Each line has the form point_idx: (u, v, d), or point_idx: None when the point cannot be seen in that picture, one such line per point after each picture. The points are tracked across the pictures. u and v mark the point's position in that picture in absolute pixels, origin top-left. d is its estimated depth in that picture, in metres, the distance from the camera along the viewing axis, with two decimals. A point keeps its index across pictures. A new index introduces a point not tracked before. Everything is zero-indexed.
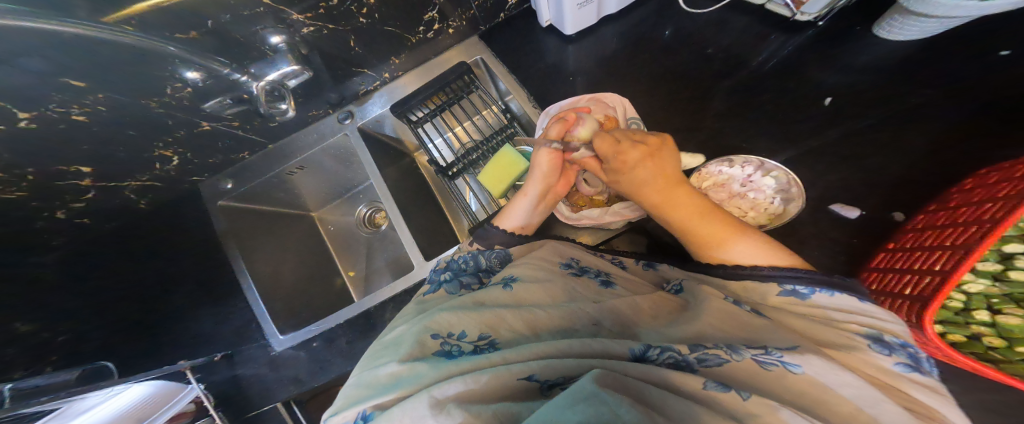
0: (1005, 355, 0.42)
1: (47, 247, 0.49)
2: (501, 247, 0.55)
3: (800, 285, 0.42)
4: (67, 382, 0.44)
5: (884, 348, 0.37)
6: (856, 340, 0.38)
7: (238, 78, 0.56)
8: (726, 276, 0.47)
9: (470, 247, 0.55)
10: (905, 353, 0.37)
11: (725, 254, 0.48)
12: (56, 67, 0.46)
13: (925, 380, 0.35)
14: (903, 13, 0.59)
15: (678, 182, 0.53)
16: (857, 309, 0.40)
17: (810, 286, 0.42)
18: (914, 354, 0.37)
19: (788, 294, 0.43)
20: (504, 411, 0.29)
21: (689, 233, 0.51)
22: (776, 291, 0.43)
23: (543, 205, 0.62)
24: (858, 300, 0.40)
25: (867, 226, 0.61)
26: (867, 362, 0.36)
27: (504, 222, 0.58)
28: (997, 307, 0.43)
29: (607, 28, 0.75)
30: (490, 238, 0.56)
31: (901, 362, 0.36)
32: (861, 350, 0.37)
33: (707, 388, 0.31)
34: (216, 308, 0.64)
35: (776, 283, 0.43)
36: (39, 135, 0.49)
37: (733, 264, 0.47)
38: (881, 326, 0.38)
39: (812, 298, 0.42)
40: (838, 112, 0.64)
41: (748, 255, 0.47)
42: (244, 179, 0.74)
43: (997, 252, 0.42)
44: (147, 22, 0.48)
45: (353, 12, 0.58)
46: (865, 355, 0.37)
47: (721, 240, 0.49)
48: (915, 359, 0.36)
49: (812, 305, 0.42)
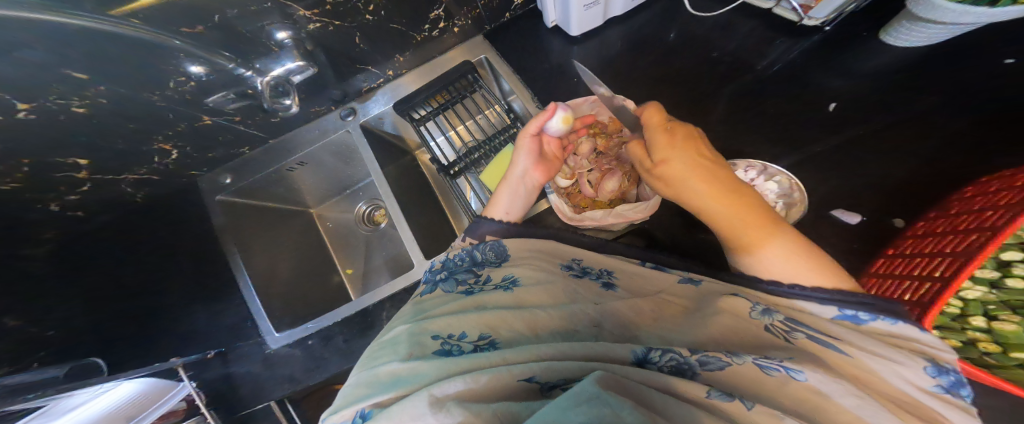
0: (1000, 360, 0.44)
1: (37, 240, 0.48)
2: (494, 238, 0.54)
3: (858, 310, 0.39)
4: (54, 379, 0.43)
5: (933, 372, 0.34)
6: (903, 359, 0.35)
7: (243, 73, 0.58)
8: (771, 293, 0.44)
9: (464, 244, 0.55)
10: (949, 378, 0.34)
11: (773, 270, 0.45)
12: (59, 59, 0.45)
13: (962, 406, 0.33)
14: (910, 20, 0.59)
15: (735, 195, 0.50)
16: (912, 336, 0.36)
17: (871, 312, 0.38)
18: (957, 380, 0.34)
19: (841, 316, 0.40)
20: (504, 410, 0.29)
21: (742, 244, 0.48)
22: (828, 312, 0.40)
23: (526, 192, 0.63)
24: (915, 328, 0.36)
25: (866, 232, 0.60)
26: (904, 381, 0.34)
27: (492, 211, 0.59)
28: (992, 313, 0.44)
29: (613, 29, 0.75)
30: (480, 230, 0.55)
31: (940, 385, 0.34)
32: (905, 370, 0.34)
33: (711, 397, 0.30)
34: (212, 305, 0.63)
35: (829, 304, 0.40)
36: (38, 126, 0.48)
37: (792, 283, 0.43)
38: (936, 352, 0.35)
39: (869, 324, 0.38)
40: (840, 118, 0.65)
41: (814, 277, 0.43)
42: (244, 174, 0.73)
43: (994, 260, 0.44)
44: (153, 16, 0.47)
45: (360, 9, 0.58)
46: (908, 375, 0.34)
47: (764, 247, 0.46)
48: (956, 385, 0.34)
49: (863, 326, 0.39)
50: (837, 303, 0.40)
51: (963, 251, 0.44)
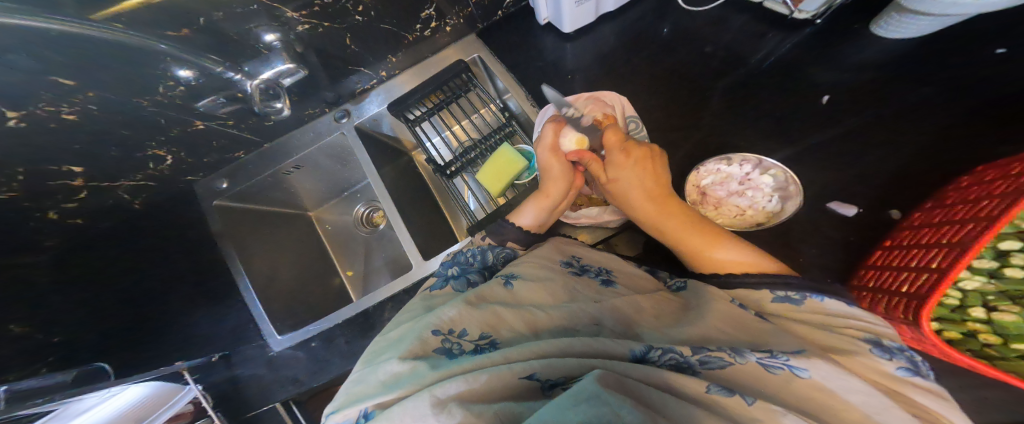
0: (1001, 352, 0.43)
1: (40, 247, 0.48)
2: (513, 246, 0.56)
3: (789, 291, 0.43)
4: (63, 384, 0.44)
5: (885, 352, 0.36)
6: (856, 345, 0.37)
7: (232, 77, 0.58)
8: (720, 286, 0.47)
9: (482, 241, 0.56)
10: (904, 357, 0.36)
11: (716, 264, 0.50)
12: (42, 63, 0.45)
13: (927, 385, 0.34)
14: (901, 12, 0.59)
15: (667, 205, 0.55)
16: (848, 314, 0.40)
17: (801, 292, 0.42)
18: (911, 358, 0.36)
19: (782, 300, 0.43)
20: (506, 411, 0.29)
21: (686, 247, 0.53)
22: (769, 299, 0.43)
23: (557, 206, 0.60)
24: (846, 305, 0.41)
25: (865, 223, 0.60)
26: (867, 366, 0.35)
27: (519, 219, 0.59)
28: (992, 304, 0.43)
29: (605, 26, 0.75)
30: (505, 234, 0.56)
31: (902, 366, 0.35)
32: (862, 354, 0.36)
33: (711, 392, 0.30)
34: (213, 309, 0.63)
35: (766, 290, 0.44)
36: (30, 134, 0.48)
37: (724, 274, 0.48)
38: (877, 330, 0.38)
39: (805, 303, 0.42)
40: (836, 110, 0.64)
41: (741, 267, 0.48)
42: (241, 178, 0.73)
43: (993, 249, 0.42)
44: (137, 20, 0.47)
45: (349, 10, 0.58)
46: (865, 358, 0.36)
47: (703, 247, 0.51)
48: (914, 363, 0.36)
49: (809, 311, 0.41)
50: (769, 286, 0.44)
51: (957, 242, 0.44)
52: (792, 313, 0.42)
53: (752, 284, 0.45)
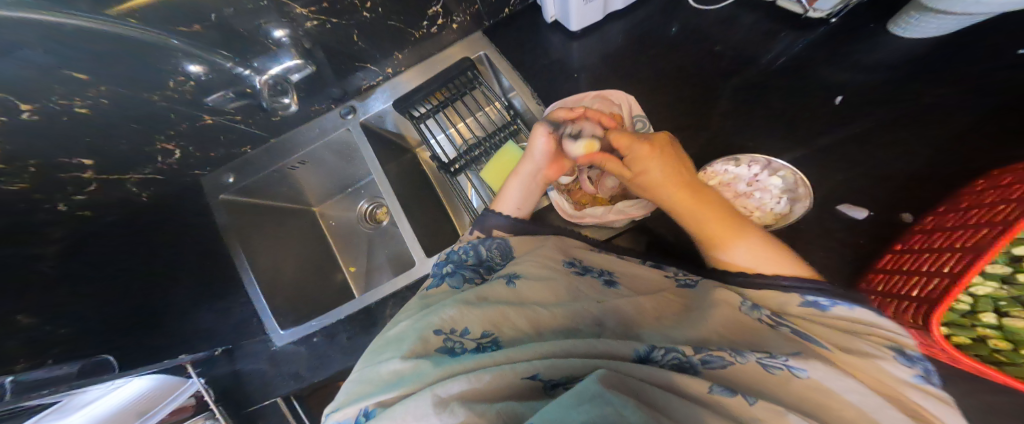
0: (1010, 357, 0.42)
1: (48, 239, 0.48)
2: (501, 236, 0.55)
3: (821, 297, 0.42)
4: (68, 377, 0.44)
5: (906, 360, 0.36)
6: (879, 350, 0.36)
7: (241, 72, 0.60)
8: (744, 285, 0.46)
9: (471, 237, 0.55)
10: (922, 367, 0.36)
11: (744, 262, 0.47)
12: (56, 58, 0.45)
13: (939, 393, 0.34)
14: (920, 11, 0.57)
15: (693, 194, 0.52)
16: (873, 322, 0.40)
17: (831, 298, 0.41)
18: (927, 368, 0.36)
19: (807, 305, 0.42)
20: (508, 410, 0.29)
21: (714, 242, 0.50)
22: (797, 303, 0.42)
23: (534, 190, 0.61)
24: (875, 314, 0.40)
25: (874, 227, 0.59)
26: (887, 371, 0.35)
27: (501, 206, 0.59)
28: (1005, 309, 0.42)
29: (613, 24, 0.74)
30: (488, 223, 0.56)
31: (918, 374, 0.35)
32: (884, 359, 0.36)
33: (713, 392, 0.30)
34: (218, 303, 0.64)
35: (798, 294, 0.42)
36: (42, 127, 0.48)
37: (753, 272, 0.46)
38: (899, 338, 0.38)
39: (831, 309, 0.41)
40: (846, 112, 0.63)
41: (771, 264, 0.46)
42: (246, 173, 0.74)
43: (1006, 254, 0.41)
44: (150, 16, 0.47)
45: (357, 7, 0.58)
46: (887, 364, 0.35)
47: (726, 241, 0.49)
48: (927, 372, 0.35)
49: (833, 318, 0.41)
50: (809, 291, 0.42)
51: (971, 246, 0.43)
52: (817, 317, 0.41)
53: (787, 286, 0.43)
